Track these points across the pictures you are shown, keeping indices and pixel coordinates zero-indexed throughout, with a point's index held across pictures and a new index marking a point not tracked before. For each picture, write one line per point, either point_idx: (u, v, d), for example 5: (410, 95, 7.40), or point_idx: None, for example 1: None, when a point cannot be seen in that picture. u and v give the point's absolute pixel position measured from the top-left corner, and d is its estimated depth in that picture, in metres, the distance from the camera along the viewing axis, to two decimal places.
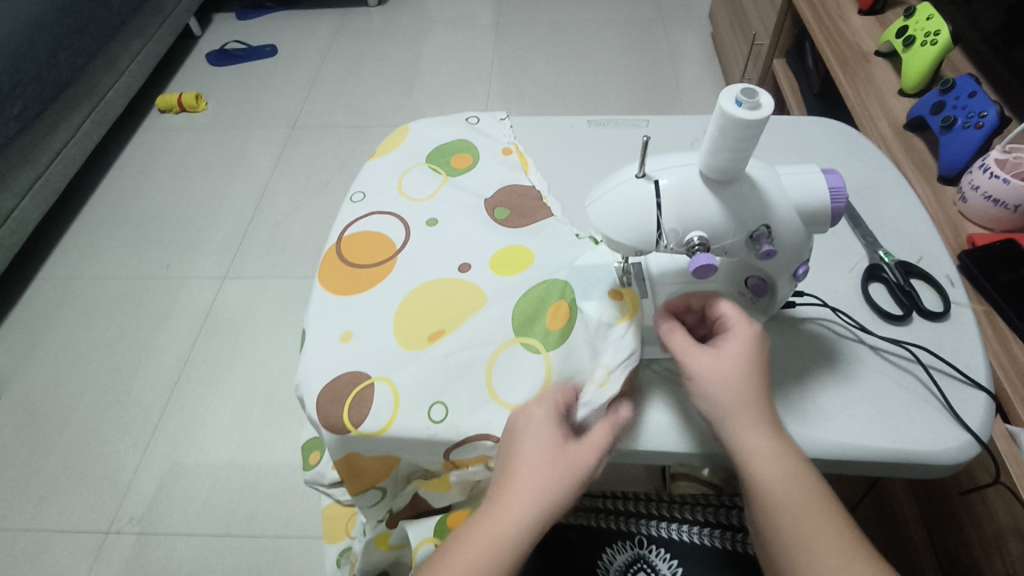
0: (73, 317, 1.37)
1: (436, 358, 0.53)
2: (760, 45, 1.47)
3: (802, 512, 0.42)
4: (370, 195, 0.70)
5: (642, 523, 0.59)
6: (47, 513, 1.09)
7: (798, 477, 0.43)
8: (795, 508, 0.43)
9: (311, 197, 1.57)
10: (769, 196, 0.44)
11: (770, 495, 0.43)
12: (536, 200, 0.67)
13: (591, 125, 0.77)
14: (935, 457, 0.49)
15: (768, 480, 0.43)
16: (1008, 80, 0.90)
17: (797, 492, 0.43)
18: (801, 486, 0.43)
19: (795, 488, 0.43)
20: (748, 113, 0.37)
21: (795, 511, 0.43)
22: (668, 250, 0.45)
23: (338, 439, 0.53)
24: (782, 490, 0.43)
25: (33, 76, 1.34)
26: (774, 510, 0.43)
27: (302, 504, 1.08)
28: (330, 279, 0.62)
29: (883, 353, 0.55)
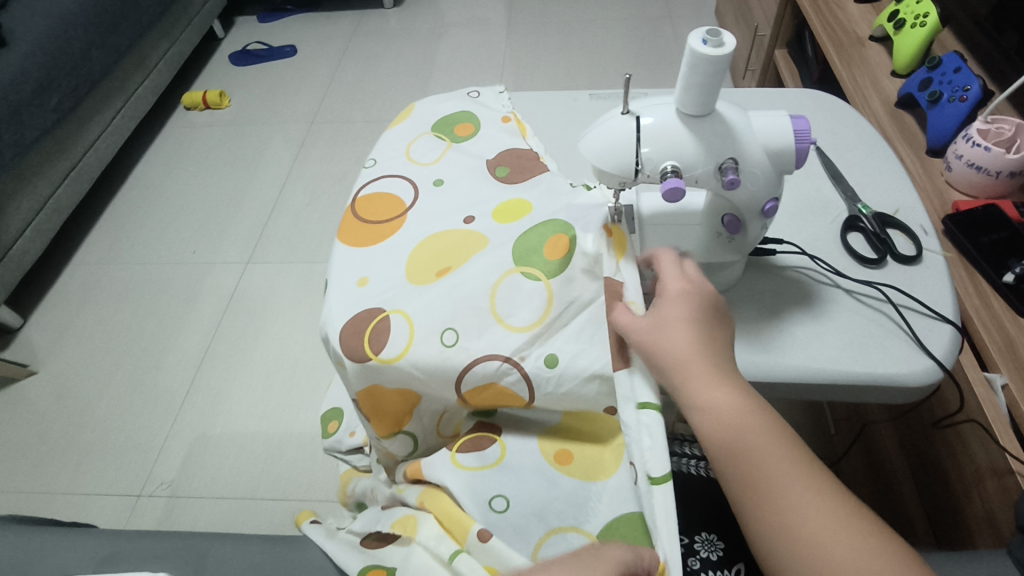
0: (105, 299, 1.44)
1: (445, 289, 0.58)
2: (762, 36, 1.51)
3: (759, 456, 0.44)
4: (381, 162, 0.76)
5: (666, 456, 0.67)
6: (83, 478, 1.15)
7: (752, 420, 0.46)
8: (752, 451, 0.45)
9: (330, 187, 1.64)
10: (739, 131, 0.48)
11: (726, 441, 0.45)
12: (534, 159, 0.72)
13: (592, 99, 0.83)
14: (900, 380, 0.53)
15: (722, 428, 0.46)
16: (995, 57, 0.94)
17: (752, 434, 0.45)
18: (757, 426, 0.45)
19: (750, 430, 0.45)
20: (713, 50, 0.43)
21: (752, 454, 0.44)
22: (646, 179, 0.50)
23: (359, 368, 0.58)
24: (738, 434, 0.45)
25: (69, 71, 1.43)
26: (733, 456, 0.45)
27: (321, 470, 1.13)
28: (348, 235, 0.68)
29: (856, 295, 0.59)
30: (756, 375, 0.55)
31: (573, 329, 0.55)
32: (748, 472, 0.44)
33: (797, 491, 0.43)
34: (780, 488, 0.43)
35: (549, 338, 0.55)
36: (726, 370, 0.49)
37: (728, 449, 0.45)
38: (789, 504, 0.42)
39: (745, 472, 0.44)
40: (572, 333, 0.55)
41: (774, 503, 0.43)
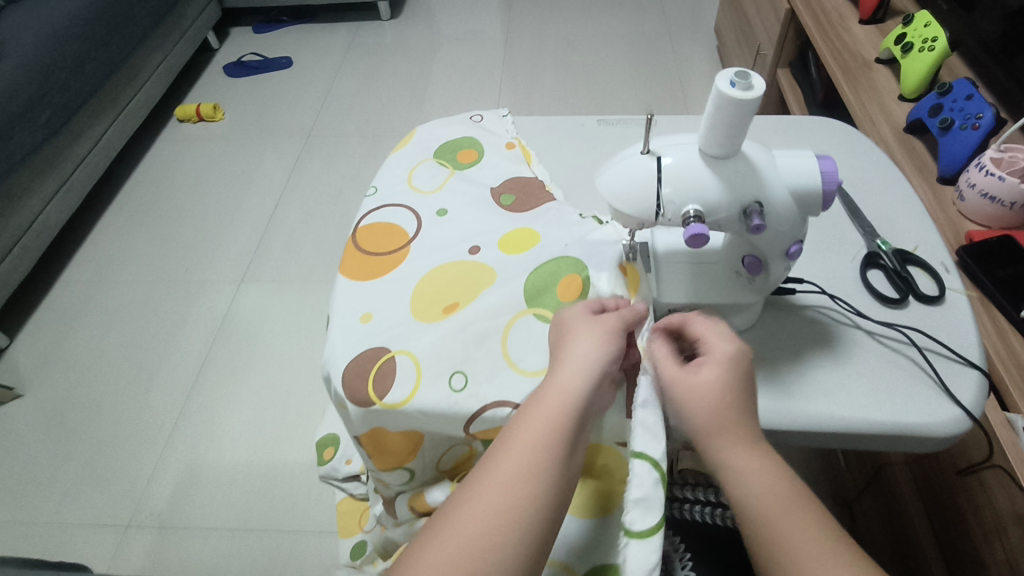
0: (95, 319, 1.41)
1: (455, 331, 0.56)
2: (764, 55, 1.50)
3: (783, 529, 0.41)
4: (381, 190, 0.73)
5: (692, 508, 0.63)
6: (69, 507, 1.12)
7: (777, 490, 0.43)
8: (778, 521, 0.42)
9: (327, 204, 1.61)
10: (764, 173, 0.46)
11: (750, 509, 0.43)
12: (540, 188, 0.70)
13: (600, 124, 0.80)
14: (927, 430, 0.51)
15: (746, 494, 0.43)
16: (1005, 84, 0.93)
17: (779, 508, 0.42)
18: (783, 501, 0.42)
19: (775, 501, 0.43)
20: (742, 93, 0.41)
21: (777, 528, 0.41)
22: (667, 222, 0.48)
23: (363, 412, 0.55)
24: (761, 503, 0.42)
25: (60, 86, 1.40)
26: (757, 524, 0.42)
27: (316, 499, 1.11)
28: (348, 267, 0.65)
29: (878, 336, 0.57)
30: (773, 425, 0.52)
31: None
32: (773, 549, 0.41)
33: (825, 570, 0.39)
34: (808, 566, 0.40)
35: None
36: (758, 434, 0.46)
37: (753, 518, 0.42)
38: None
39: (771, 545, 0.41)
40: None
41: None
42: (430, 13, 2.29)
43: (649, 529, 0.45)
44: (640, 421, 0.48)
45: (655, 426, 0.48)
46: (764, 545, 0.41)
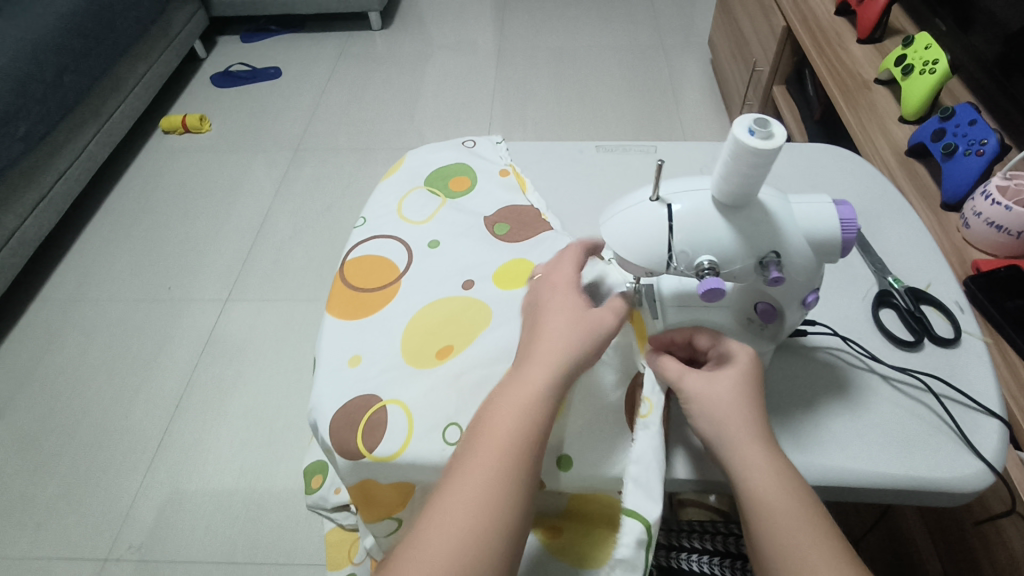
0: (74, 339, 1.36)
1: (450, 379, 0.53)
2: (760, 71, 1.48)
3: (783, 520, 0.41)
4: (371, 220, 0.70)
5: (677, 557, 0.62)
6: (44, 539, 1.08)
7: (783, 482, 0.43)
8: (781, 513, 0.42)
9: (315, 220, 1.57)
10: (780, 223, 0.44)
11: (753, 497, 0.43)
12: (536, 217, 0.67)
13: (598, 151, 0.78)
14: (949, 487, 0.48)
15: (753, 482, 0.43)
16: (1007, 108, 0.91)
17: (784, 499, 0.42)
18: (789, 490, 0.42)
19: (780, 490, 0.42)
20: (761, 142, 0.38)
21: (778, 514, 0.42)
22: (678, 272, 0.46)
23: (352, 464, 0.52)
24: (766, 492, 0.42)
25: (38, 98, 1.35)
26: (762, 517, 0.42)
27: (304, 530, 1.07)
28: (337, 305, 0.62)
29: (894, 382, 0.55)
30: None
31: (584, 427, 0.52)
32: (774, 538, 0.41)
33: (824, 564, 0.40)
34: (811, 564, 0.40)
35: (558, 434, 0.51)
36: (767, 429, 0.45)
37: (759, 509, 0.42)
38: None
39: (773, 537, 0.41)
40: (582, 429, 0.51)
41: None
42: (421, 23, 2.27)
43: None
44: (634, 478, 0.48)
45: (648, 486, 0.48)
46: (765, 536, 0.41)
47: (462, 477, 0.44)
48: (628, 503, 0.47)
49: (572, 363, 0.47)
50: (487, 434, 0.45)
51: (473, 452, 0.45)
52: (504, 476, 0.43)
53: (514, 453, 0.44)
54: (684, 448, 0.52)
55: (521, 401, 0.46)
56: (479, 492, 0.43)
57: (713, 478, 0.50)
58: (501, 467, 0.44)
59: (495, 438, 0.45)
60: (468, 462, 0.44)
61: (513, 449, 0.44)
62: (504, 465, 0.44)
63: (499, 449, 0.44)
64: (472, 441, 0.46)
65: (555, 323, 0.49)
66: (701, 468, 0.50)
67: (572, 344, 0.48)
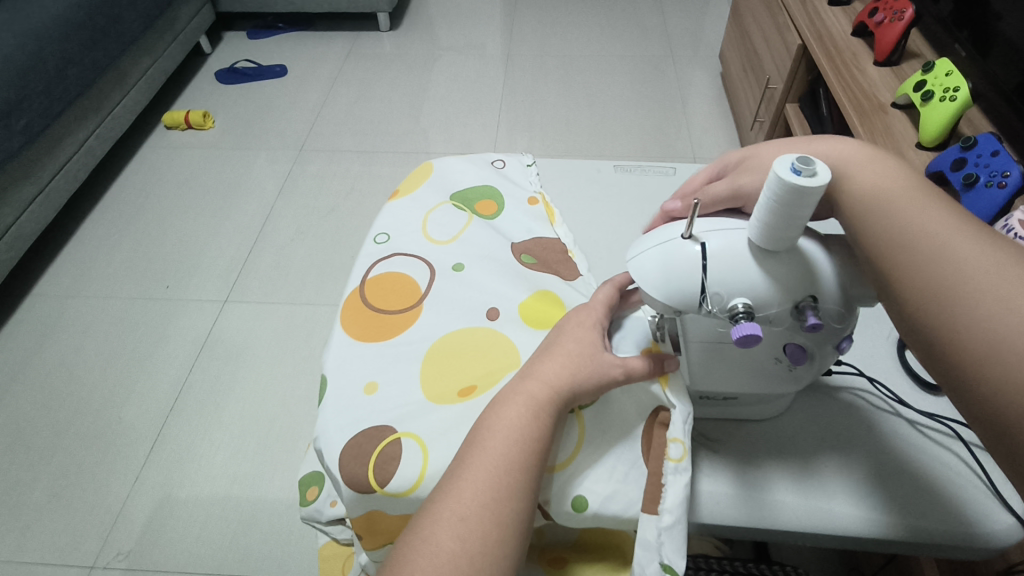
0: (67, 336, 1.34)
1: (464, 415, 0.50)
2: (772, 89, 1.47)
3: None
4: (394, 238, 0.68)
5: None
6: (29, 543, 1.05)
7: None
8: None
9: (317, 221, 1.55)
10: (818, 267, 0.43)
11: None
12: (562, 253, 0.66)
13: (617, 171, 0.77)
14: (979, 539, 0.47)
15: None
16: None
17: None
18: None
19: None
20: (806, 182, 0.36)
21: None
22: (710, 314, 0.44)
23: (360, 496, 0.51)
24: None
25: (40, 90, 1.33)
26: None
27: (297, 542, 1.05)
28: (354, 325, 0.61)
29: (920, 427, 0.53)
30: (807, 521, 0.48)
31: (603, 467, 0.50)
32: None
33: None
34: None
35: (580, 476, 0.49)
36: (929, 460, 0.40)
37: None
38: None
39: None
40: (602, 471, 0.50)
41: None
42: (429, 25, 2.25)
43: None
44: (666, 527, 0.47)
45: (678, 537, 0.47)
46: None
47: (461, 485, 0.43)
48: (663, 557, 0.47)
49: (572, 381, 0.47)
50: (487, 442, 0.44)
51: (470, 461, 0.44)
52: (496, 508, 0.42)
53: (508, 482, 0.43)
54: (705, 494, 0.50)
55: (512, 430, 0.44)
56: (470, 521, 0.41)
57: (733, 523, 0.49)
58: (494, 495, 0.42)
59: (495, 446, 0.44)
60: (456, 488, 0.42)
61: (506, 478, 0.43)
62: (495, 495, 0.42)
63: (489, 476, 0.43)
64: (457, 467, 0.44)
65: (551, 357, 0.48)
66: (722, 511, 0.49)
67: (566, 382, 0.47)
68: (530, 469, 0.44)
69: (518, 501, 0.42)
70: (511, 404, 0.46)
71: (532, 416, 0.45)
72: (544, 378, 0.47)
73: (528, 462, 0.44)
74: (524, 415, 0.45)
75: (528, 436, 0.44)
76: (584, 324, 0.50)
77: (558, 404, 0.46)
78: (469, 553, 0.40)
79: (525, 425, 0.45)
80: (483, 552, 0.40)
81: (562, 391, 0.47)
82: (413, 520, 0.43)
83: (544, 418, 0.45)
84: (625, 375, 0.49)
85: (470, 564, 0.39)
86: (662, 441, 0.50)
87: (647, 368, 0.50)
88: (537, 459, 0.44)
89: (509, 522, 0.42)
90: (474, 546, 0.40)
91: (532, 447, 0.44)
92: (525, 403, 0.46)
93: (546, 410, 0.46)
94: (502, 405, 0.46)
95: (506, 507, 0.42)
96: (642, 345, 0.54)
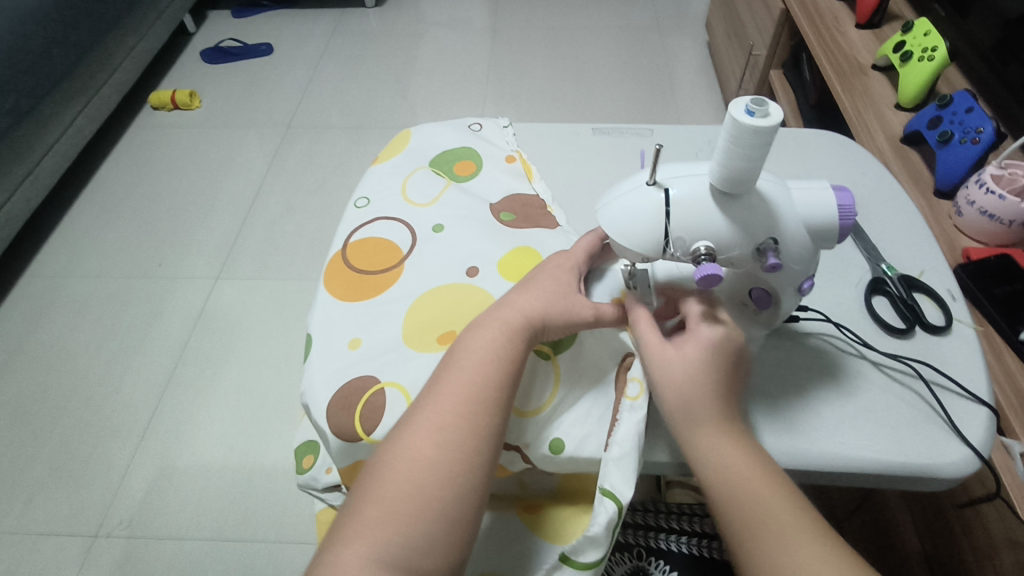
0: (62, 315, 1.35)
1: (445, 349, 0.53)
2: (756, 55, 1.47)
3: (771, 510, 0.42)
4: (374, 201, 0.69)
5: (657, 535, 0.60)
6: (33, 515, 1.07)
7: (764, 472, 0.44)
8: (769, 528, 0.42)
9: (306, 198, 1.56)
10: (778, 209, 0.45)
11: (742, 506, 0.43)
12: (540, 209, 0.68)
13: (595, 133, 0.78)
14: (936, 471, 0.49)
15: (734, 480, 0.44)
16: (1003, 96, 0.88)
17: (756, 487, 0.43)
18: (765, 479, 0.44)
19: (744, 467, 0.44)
20: (760, 122, 0.38)
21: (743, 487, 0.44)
22: (675, 258, 0.46)
23: (348, 446, 0.53)
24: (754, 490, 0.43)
25: (26, 71, 1.32)
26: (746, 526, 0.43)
27: (294, 508, 1.07)
28: (336, 286, 0.62)
29: (885, 368, 0.55)
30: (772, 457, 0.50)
31: (579, 411, 0.52)
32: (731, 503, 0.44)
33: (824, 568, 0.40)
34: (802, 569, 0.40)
35: (557, 421, 0.52)
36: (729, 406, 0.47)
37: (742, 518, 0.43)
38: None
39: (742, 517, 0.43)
40: (578, 415, 0.52)
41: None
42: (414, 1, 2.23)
43: (591, 563, 0.49)
44: (613, 458, 0.48)
45: (627, 468, 0.48)
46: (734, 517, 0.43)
47: (438, 398, 0.47)
48: (605, 483, 0.48)
49: (545, 311, 0.51)
50: (463, 363, 0.48)
51: (447, 378, 0.48)
52: (472, 419, 0.46)
53: (484, 397, 0.46)
54: (668, 439, 0.52)
55: (487, 353, 0.48)
56: (448, 430, 0.45)
57: None
58: (470, 408, 0.46)
59: (471, 366, 0.48)
60: (434, 401, 0.47)
61: (481, 396, 0.46)
62: (471, 406, 0.46)
63: (465, 392, 0.46)
64: (435, 384, 0.48)
65: (526, 292, 0.52)
66: None
67: (538, 316, 0.51)
68: (503, 389, 0.47)
69: (493, 413, 0.46)
70: (486, 329, 0.50)
71: (505, 339, 0.49)
72: (519, 309, 0.51)
73: (502, 379, 0.48)
74: (498, 339, 0.49)
75: (502, 356, 0.48)
76: (562, 266, 0.54)
77: (529, 331, 0.50)
78: (447, 456, 0.44)
79: (499, 346, 0.49)
80: (460, 459, 0.44)
81: (534, 322, 0.51)
82: (393, 429, 0.47)
83: (517, 342, 0.49)
84: (595, 317, 0.52)
85: (447, 469, 0.44)
86: (623, 382, 0.52)
87: (617, 314, 0.53)
88: (509, 379, 0.48)
89: (485, 431, 0.46)
90: (451, 453, 0.44)
91: (506, 366, 0.48)
92: (498, 329, 0.50)
93: (518, 335, 0.50)
94: (478, 334, 0.50)
95: (481, 421, 0.46)
96: (613, 295, 0.56)
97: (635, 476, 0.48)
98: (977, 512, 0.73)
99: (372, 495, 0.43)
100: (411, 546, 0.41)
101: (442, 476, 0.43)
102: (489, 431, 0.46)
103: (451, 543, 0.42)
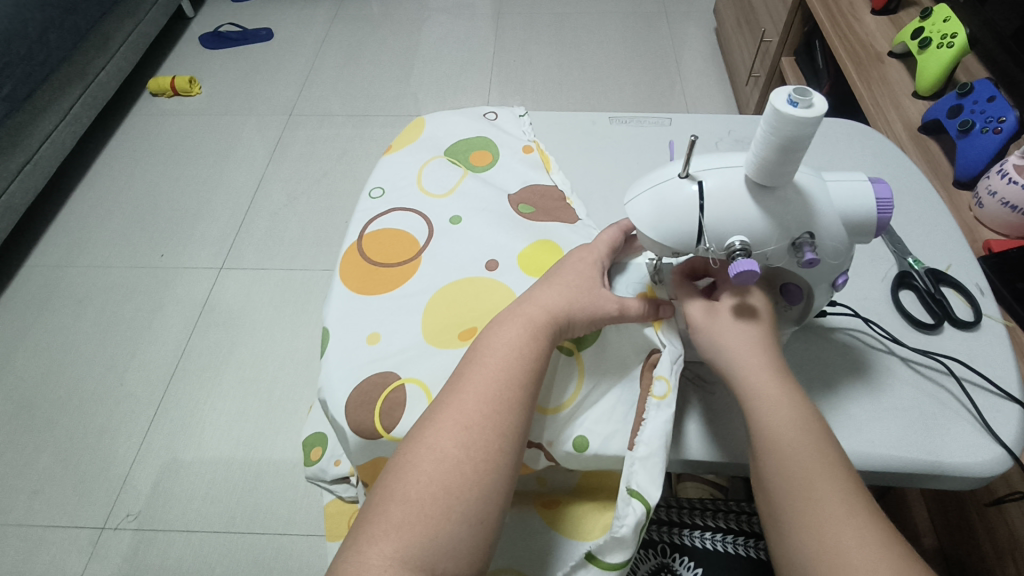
0: (64, 306, 1.33)
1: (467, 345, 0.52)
2: (768, 42, 1.45)
3: (808, 464, 0.41)
4: (389, 192, 0.68)
5: (683, 534, 0.58)
6: (38, 507, 1.06)
7: (811, 425, 0.43)
8: (807, 477, 0.41)
9: (309, 186, 1.54)
10: (815, 202, 0.43)
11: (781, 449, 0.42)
12: (560, 200, 0.66)
13: (613, 123, 0.76)
14: (969, 470, 0.48)
15: (774, 425, 0.43)
16: (1014, 74, 0.86)
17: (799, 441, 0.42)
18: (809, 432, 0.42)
19: (787, 415, 0.43)
20: (804, 113, 0.36)
21: (783, 432, 0.42)
22: (708, 252, 0.45)
23: (367, 443, 0.52)
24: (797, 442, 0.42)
25: (22, 56, 1.30)
26: (782, 470, 0.42)
27: (302, 501, 1.06)
28: (352, 278, 0.61)
29: (914, 364, 0.54)
30: None
31: (603, 407, 0.51)
32: (773, 448, 0.42)
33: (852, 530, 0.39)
34: (831, 521, 0.39)
35: (580, 418, 0.51)
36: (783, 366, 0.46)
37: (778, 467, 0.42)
38: (845, 546, 0.38)
39: (781, 468, 0.42)
40: (602, 412, 0.51)
41: (828, 542, 0.39)
42: None
43: (618, 564, 0.48)
44: (640, 457, 0.47)
45: (654, 467, 0.47)
46: (774, 469, 0.42)
47: (459, 397, 0.46)
48: (631, 482, 0.47)
49: (571, 306, 0.50)
50: (485, 361, 0.47)
51: (471, 375, 0.47)
52: (498, 420, 0.44)
53: (507, 397, 0.45)
54: (692, 436, 0.51)
55: (511, 350, 0.47)
56: (472, 431, 0.44)
57: (722, 460, 0.50)
58: (495, 407, 0.45)
59: (494, 364, 0.47)
60: (457, 400, 0.45)
61: (505, 395, 0.45)
62: (497, 406, 0.45)
63: (489, 391, 0.45)
64: (457, 382, 0.47)
65: (550, 286, 0.51)
66: (713, 449, 0.50)
67: (562, 312, 0.50)
68: (527, 387, 0.46)
69: (518, 412, 0.45)
70: (509, 324, 0.49)
71: (526, 334, 0.48)
72: (544, 304, 0.50)
73: (528, 380, 0.46)
74: (522, 335, 0.48)
75: (527, 352, 0.47)
76: (585, 259, 0.53)
77: (555, 326, 0.49)
78: (473, 455, 0.43)
79: (524, 343, 0.47)
80: (485, 460, 0.43)
81: (558, 318, 0.49)
82: (415, 428, 0.46)
83: (542, 338, 0.48)
84: (620, 311, 0.51)
85: (474, 470, 0.43)
86: (649, 379, 0.50)
87: (643, 309, 0.52)
88: (534, 377, 0.47)
89: (510, 428, 0.44)
90: (477, 453, 0.43)
91: (532, 364, 0.47)
92: (521, 320, 0.49)
93: (541, 329, 0.48)
94: (501, 329, 0.48)
95: (505, 420, 0.44)
96: (638, 289, 0.55)
97: (662, 477, 0.47)
98: (999, 511, 0.72)
99: (397, 495, 0.42)
100: (437, 548, 0.40)
101: (468, 478, 0.42)
102: (518, 431, 0.45)
103: (477, 546, 0.41)
